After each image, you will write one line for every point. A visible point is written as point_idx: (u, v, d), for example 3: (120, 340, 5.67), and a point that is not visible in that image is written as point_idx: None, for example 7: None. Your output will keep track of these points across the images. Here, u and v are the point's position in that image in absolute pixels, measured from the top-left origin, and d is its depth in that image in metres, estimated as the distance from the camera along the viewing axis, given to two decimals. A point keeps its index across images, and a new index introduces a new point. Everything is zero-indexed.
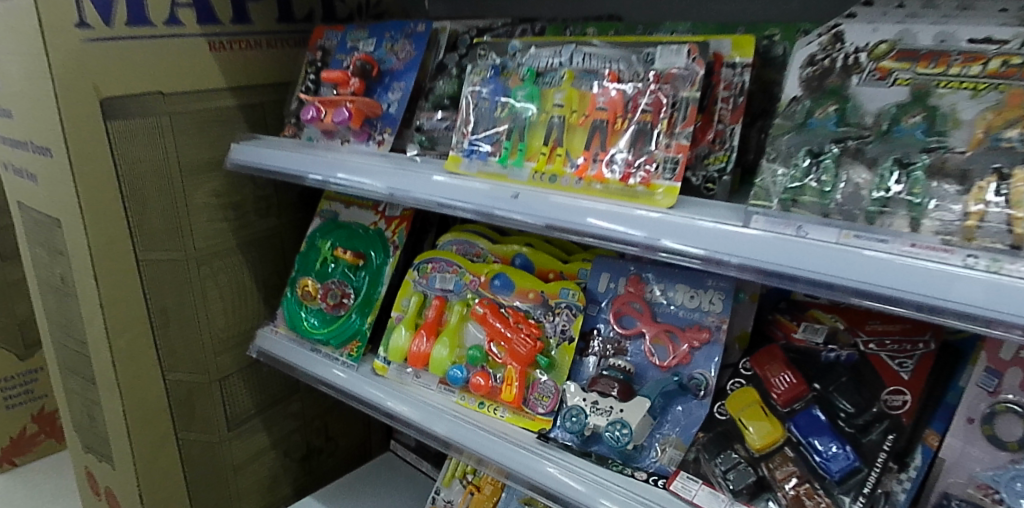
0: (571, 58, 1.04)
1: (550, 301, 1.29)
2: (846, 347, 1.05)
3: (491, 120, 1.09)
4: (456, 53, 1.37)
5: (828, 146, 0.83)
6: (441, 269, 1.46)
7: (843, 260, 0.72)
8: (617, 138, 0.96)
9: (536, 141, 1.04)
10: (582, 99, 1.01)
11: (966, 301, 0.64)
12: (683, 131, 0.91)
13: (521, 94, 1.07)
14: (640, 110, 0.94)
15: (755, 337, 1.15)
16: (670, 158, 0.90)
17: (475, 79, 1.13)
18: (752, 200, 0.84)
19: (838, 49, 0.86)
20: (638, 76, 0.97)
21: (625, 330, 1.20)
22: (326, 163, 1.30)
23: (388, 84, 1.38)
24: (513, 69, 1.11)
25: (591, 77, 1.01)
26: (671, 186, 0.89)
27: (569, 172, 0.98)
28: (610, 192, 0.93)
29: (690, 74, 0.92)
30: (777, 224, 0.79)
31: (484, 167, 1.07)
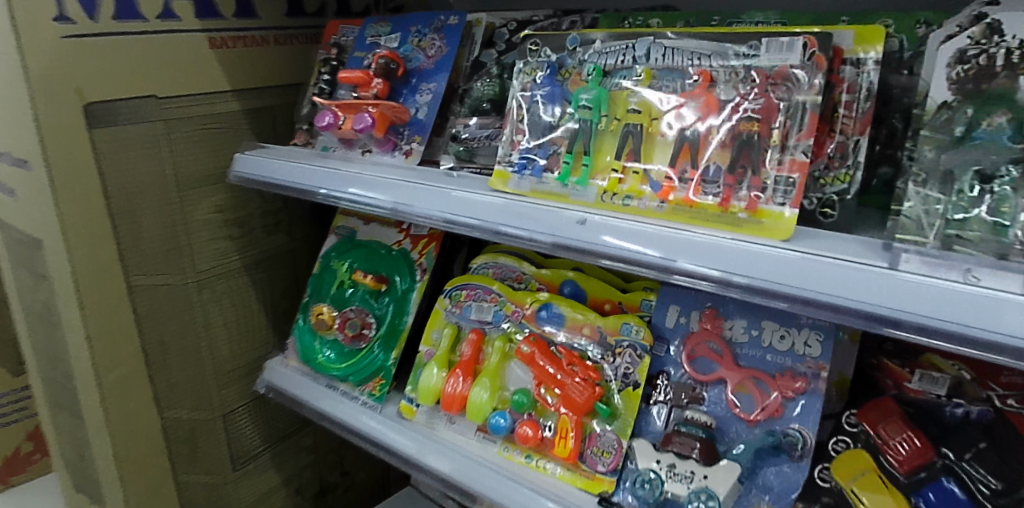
0: (648, 52, 0.85)
1: (608, 340, 1.13)
2: (977, 402, 0.87)
3: (549, 129, 0.91)
4: (496, 49, 1.23)
5: (1004, 168, 0.64)
6: (476, 296, 1.30)
7: (915, 294, 0.59)
8: (716, 151, 0.77)
9: (605, 154, 0.87)
10: (662, 102, 0.81)
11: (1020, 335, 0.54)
12: (800, 144, 0.72)
13: (587, 96, 0.86)
14: (743, 117, 0.74)
15: (856, 385, 0.99)
16: (783, 178, 0.73)
17: (525, 80, 0.94)
18: (899, 234, 0.65)
19: (997, 43, 0.67)
20: (738, 75, 0.77)
21: (701, 376, 1.05)
22: (341, 177, 1.13)
23: (416, 85, 1.21)
24: (570, 70, 0.92)
25: (677, 78, 0.82)
26: (786, 213, 0.72)
27: (648, 192, 0.81)
28: (706, 220, 0.75)
29: (810, 70, 0.73)
30: (937, 266, 0.60)
31: (539, 187, 0.90)
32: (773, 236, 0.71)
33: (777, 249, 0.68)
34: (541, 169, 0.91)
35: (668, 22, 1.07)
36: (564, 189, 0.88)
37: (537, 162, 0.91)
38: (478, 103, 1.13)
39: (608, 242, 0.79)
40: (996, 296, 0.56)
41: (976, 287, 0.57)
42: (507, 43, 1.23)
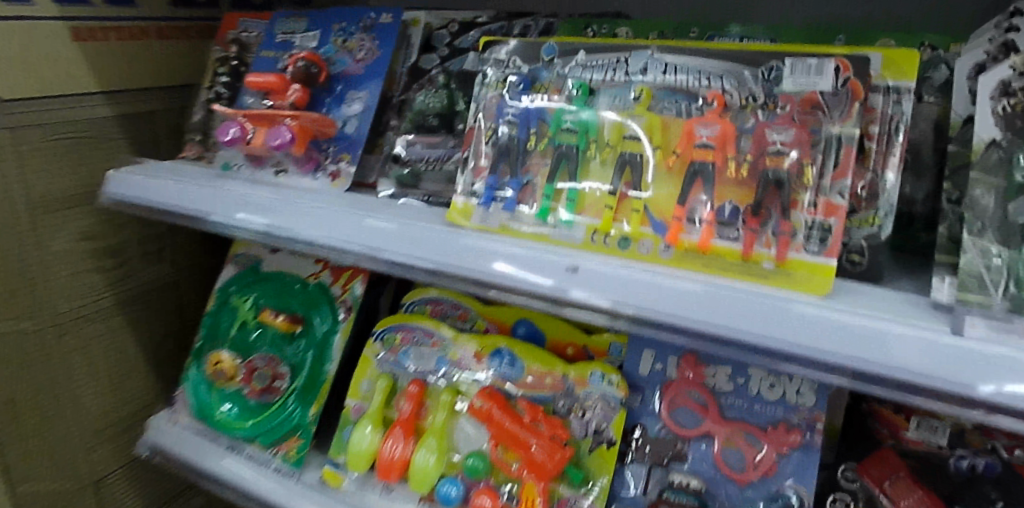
0: (645, 69, 0.72)
1: (576, 391, 1.02)
2: (983, 453, 0.83)
3: (522, 154, 0.76)
4: (436, 54, 1.07)
5: None
6: (416, 339, 1.15)
7: (944, 356, 0.52)
8: (732, 188, 0.66)
9: (596, 185, 0.72)
10: (669, 129, 0.69)
11: (905, 367, 0.53)
12: (835, 184, 0.62)
13: (573, 117, 0.73)
14: (771, 150, 0.62)
15: (848, 433, 0.93)
16: (817, 223, 0.62)
17: (491, 93, 0.79)
18: (959, 293, 0.56)
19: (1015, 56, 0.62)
20: (757, 101, 0.65)
21: (686, 431, 0.97)
22: (253, 204, 0.91)
23: (341, 93, 1.02)
24: (545, 83, 0.77)
25: (682, 100, 0.69)
26: (822, 263, 0.61)
27: (650, 233, 0.68)
28: (722, 270, 0.64)
29: (845, 99, 0.62)
30: (1007, 333, 0.52)
31: (512, 223, 0.75)
32: (807, 290, 0.61)
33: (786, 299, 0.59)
34: (514, 201, 0.76)
35: (640, 32, 0.96)
36: (545, 227, 0.73)
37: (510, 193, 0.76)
38: (423, 116, 0.98)
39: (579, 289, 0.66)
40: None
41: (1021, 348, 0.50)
42: (449, 47, 1.07)
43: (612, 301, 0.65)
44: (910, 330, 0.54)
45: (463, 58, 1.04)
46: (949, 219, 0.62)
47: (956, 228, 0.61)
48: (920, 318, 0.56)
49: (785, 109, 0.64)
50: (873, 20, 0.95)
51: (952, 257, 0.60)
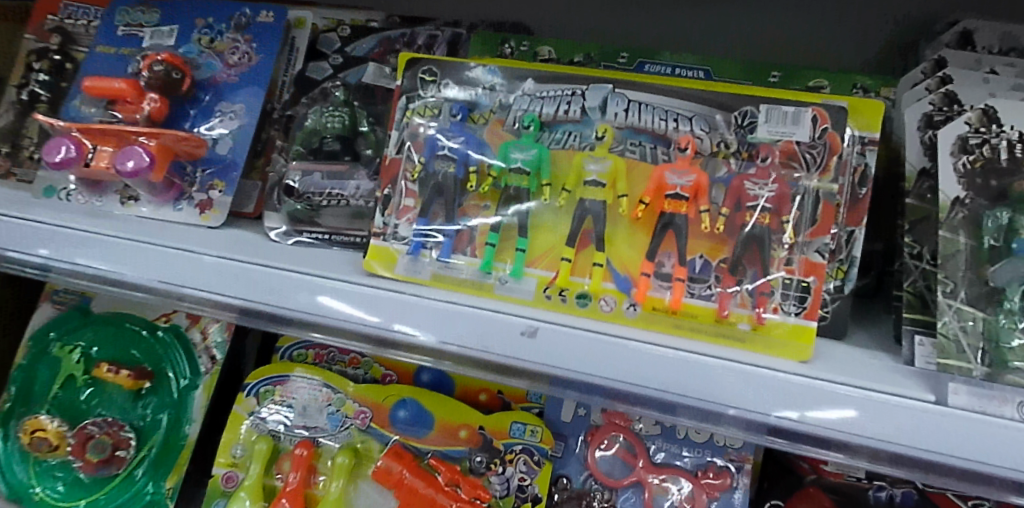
0: (603, 105, 0.65)
1: (494, 444, 0.92)
2: (899, 484, 0.85)
3: (459, 196, 0.66)
4: (328, 63, 0.92)
5: None
6: (301, 394, 0.97)
7: (939, 431, 0.49)
8: (704, 242, 0.61)
9: (547, 234, 0.63)
10: (634, 176, 0.63)
11: (744, 405, 0.53)
12: (811, 242, 0.59)
13: (523, 156, 0.64)
14: (756, 208, 0.58)
15: (768, 467, 0.92)
16: (795, 282, 0.58)
17: (422, 120, 0.70)
18: (941, 358, 0.54)
19: (961, 109, 0.65)
20: (731, 148, 0.62)
21: (614, 480, 0.89)
22: (93, 242, 0.69)
23: (208, 105, 0.84)
24: (487, 113, 0.68)
25: (647, 142, 0.64)
26: (801, 325, 0.56)
27: (612, 289, 0.60)
28: (695, 333, 0.57)
29: (823, 152, 0.59)
30: (987, 399, 0.50)
31: (448, 274, 0.63)
32: (787, 356, 0.56)
33: (771, 368, 0.54)
34: (449, 252, 0.64)
35: (565, 53, 0.88)
36: (488, 282, 0.62)
37: (445, 240, 0.64)
38: (319, 138, 0.82)
39: (538, 357, 0.57)
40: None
41: (1008, 418, 0.49)
42: (341, 55, 0.93)
43: (576, 371, 0.56)
44: (905, 402, 0.50)
45: (361, 70, 0.90)
46: (913, 274, 0.61)
47: (920, 285, 0.61)
48: (906, 385, 0.53)
49: (764, 159, 0.60)
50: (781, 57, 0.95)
51: (919, 314, 0.59)
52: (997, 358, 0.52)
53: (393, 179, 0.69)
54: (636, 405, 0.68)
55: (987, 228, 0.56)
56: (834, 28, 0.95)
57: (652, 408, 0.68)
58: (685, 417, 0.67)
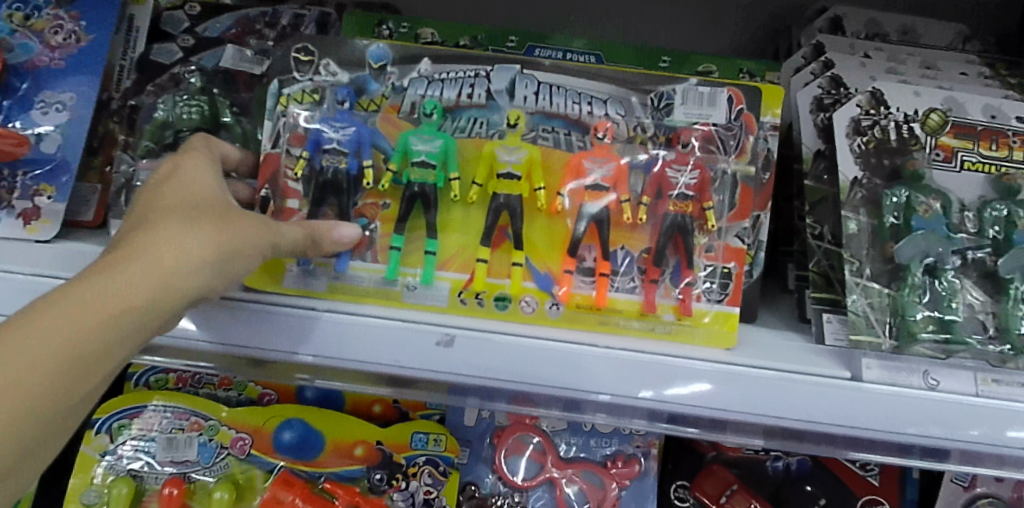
0: (512, 87, 0.61)
1: (395, 458, 0.78)
2: (793, 453, 0.85)
3: (353, 194, 0.58)
4: (181, 44, 0.79)
5: (949, 258, 0.57)
6: (162, 425, 0.77)
7: (855, 404, 0.52)
8: (623, 234, 0.58)
9: (456, 234, 0.58)
10: (552, 167, 0.59)
11: (660, 397, 0.52)
12: (732, 227, 0.59)
13: (426, 148, 0.57)
14: (677, 197, 0.57)
15: (670, 448, 0.87)
16: (718, 269, 0.57)
17: (298, 110, 0.60)
18: (851, 333, 0.56)
19: (849, 92, 0.67)
20: (647, 133, 0.60)
21: (521, 481, 0.80)
22: None
23: (25, 95, 0.68)
24: (380, 98, 0.61)
25: (561, 127, 0.60)
26: (726, 310, 0.56)
27: (533, 288, 0.56)
28: (625, 328, 0.55)
29: (740, 133, 0.60)
30: (897, 371, 0.54)
31: (346, 284, 0.56)
32: (714, 343, 0.55)
33: (694, 358, 0.53)
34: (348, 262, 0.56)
35: (450, 36, 0.80)
36: (394, 291, 0.56)
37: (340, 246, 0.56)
38: (173, 132, 0.69)
39: (458, 368, 0.53)
40: (936, 398, 0.53)
41: (916, 388, 0.53)
42: (192, 35, 0.80)
43: (479, 378, 0.52)
44: (814, 380, 0.53)
45: (218, 53, 0.78)
46: (817, 255, 0.63)
47: (824, 265, 0.63)
48: (820, 363, 0.55)
49: (685, 145, 0.58)
50: (663, 45, 0.96)
51: (824, 292, 0.61)
52: (907, 332, 0.54)
53: (273, 177, 0.59)
54: (540, 405, 0.65)
55: (888, 206, 0.58)
56: (712, 16, 0.96)
57: (555, 407, 0.65)
58: (589, 413, 0.64)
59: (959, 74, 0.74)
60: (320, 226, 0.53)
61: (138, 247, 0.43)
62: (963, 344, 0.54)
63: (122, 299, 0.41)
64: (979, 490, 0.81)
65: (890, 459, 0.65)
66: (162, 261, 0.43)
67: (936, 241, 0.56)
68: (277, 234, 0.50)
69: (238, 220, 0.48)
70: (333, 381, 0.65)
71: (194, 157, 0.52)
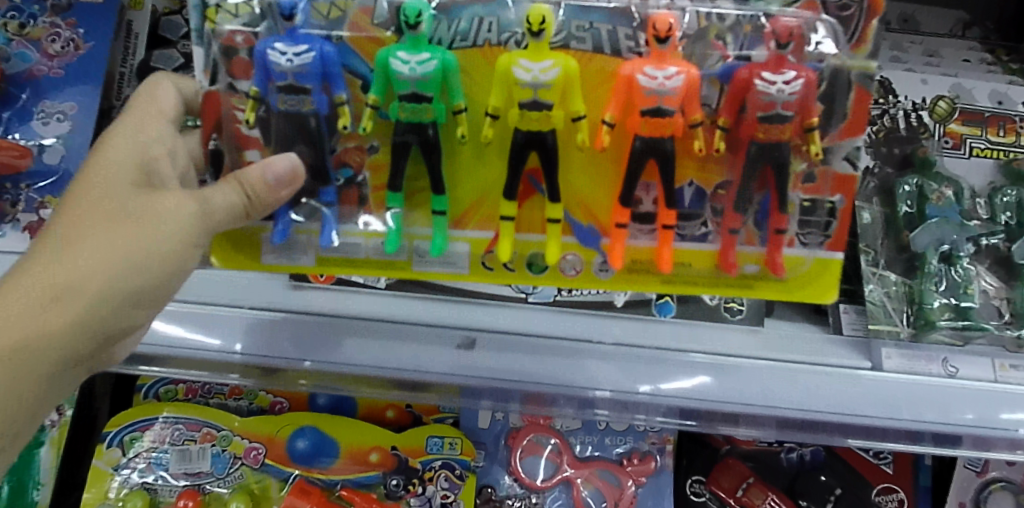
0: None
1: (410, 463, 0.77)
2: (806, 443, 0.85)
3: (328, 138, 0.53)
4: (180, 49, 0.78)
5: (964, 246, 0.57)
6: (174, 437, 0.77)
7: (851, 391, 0.53)
8: (693, 165, 0.53)
9: (473, 180, 0.54)
10: (591, 91, 0.52)
11: (677, 391, 0.54)
12: (842, 144, 0.52)
13: (414, 74, 0.49)
14: (772, 108, 0.49)
15: (683, 444, 0.87)
16: (820, 203, 0.52)
17: (231, 26, 0.53)
18: (871, 324, 0.56)
19: None
20: (725, 22, 0.51)
21: (538, 482, 0.80)
22: None
23: (24, 106, 0.67)
24: (342, 1, 0.52)
25: (601, 22, 0.51)
26: (827, 256, 0.52)
27: (576, 245, 0.53)
28: (699, 280, 0.52)
29: (859, 14, 0.51)
30: (917, 359, 0.54)
31: (338, 255, 0.53)
32: (826, 294, 0.52)
33: (709, 354, 0.55)
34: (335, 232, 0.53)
35: None
36: (400, 255, 0.53)
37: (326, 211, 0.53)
38: None
39: (473, 370, 0.54)
40: (958, 385, 0.53)
41: (936, 375, 0.53)
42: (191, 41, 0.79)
43: (469, 377, 0.54)
44: (819, 369, 0.54)
45: None
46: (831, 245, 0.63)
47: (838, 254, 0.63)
48: (838, 354, 0.55)
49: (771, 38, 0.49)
50: None
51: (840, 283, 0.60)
52: (925, 320, 0.55)
53: (218, 123, 0.55)
54: (556, 404, 0.65)
55: (901, 194, 0.58)
56: None
57: (569, 406, 0.64)
58: (604, 411, 0.64)
59: (962, 60, 0.75)
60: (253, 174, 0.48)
61: (55, 245, 0.44)
62: (982, 329, 0.54)
63: (48, 295, 0.42)
64: (992, 475, 0.81)
65: (900, 445, 0.63)
66: (81, 256, 0.43)
67: (950, 229, 0.57)
68: (207, 197, 0.47)
69: (157, 193, 0.47)
70: (348, 388, 0.65)
71: (141, 122, 0.54)
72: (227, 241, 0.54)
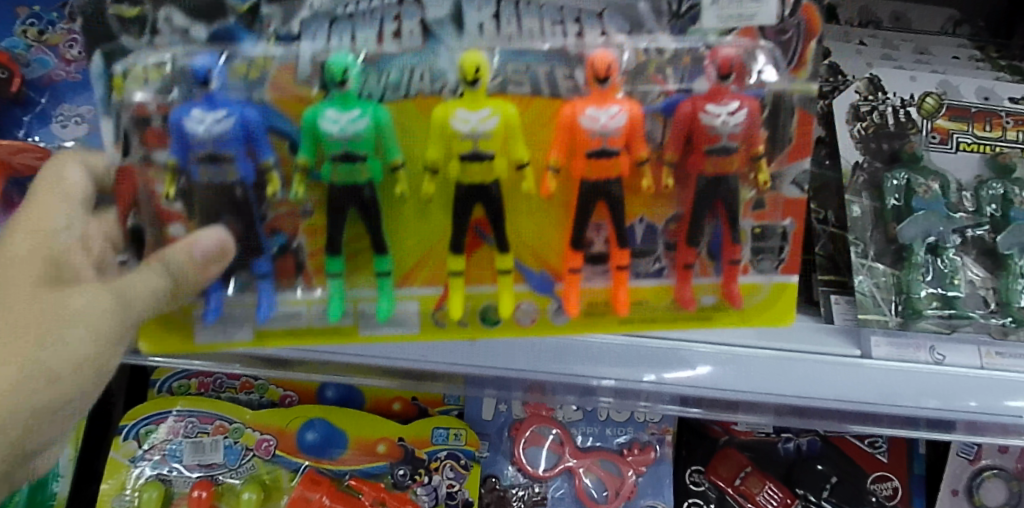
0: (458, 12, 0.53)
1: (417, 454, 0.80)
2: (803, 433, 0.87)
3: (257, 206, 0.51)
4: None
5: (951, 237, 0.59)
6: (187, 430, 0.79)
7: (852, 380, 0.56)
8: (642, 201, 0.53)
9: (413, 236, 0.53)
10: (534, 141, 0.52)
11: (682, 381, 0.57)
12: (791, 169, 0.52)
13: (346, 133, 0.48)
14: (723, 146, 0.50)
15: (683, 435, 0.89)
16: (775, 228, 0.53)
17: (141, 95, 0.50)
18: (861, 314, 0.57)
19: (847, 79, 0.67)
20: (664, 55, 0.51)
21: (541, 471, 0.82)
22: None
23: (44, 109, 0.69)
24: (261, 61, 0.50)
25: (538, 64, 0.50)
26: (782, 280, 0.53)
27: (530, 294, 0.53)
28: (657, 318, 0.53)
29: (796, 38, 0.51)
30: (905, 348, 0.57)
31: (280, 324, 0.52)
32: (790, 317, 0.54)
33: (707, 344, 0.57)
34: (273, 302, 0.52)
35: None
36: (348, 322, 0.52)
37: (262, 283, 0.51)
38: None
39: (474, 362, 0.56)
40: (945, 372, 0.56)
41: (924, 363, 0.56)
42: None
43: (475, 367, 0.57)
44: (820, 359, 0.57)
45: None
46: (823, 239, 0.63)
47: (830, 249, 0.63)
48: (830, 342, 0.58)
49: (710, 69, 0.50)
50: None
51: (831, 275, 0.63)
52: (912, 309, 0.57)
53: (135, 202, 0.51)
54: (556, 393, 0.67)
55: (889, 188, 0.60)
56: None
57: (570, 394, 0.67)
58: (604, 399, 0.66)
59: (951, 58, 0.77)
60: (180, 257, 0.46)
61: None
62: (967, 318, 0.57)
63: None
64: (984, 463, 0.83)
65: (894, 430, 0.65)
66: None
67: (937, 221, 0.58)
68: (128, 289, 0.45)
69: (59, 295, 0.43)
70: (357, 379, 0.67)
71: (42, 211, 0.48)
72: (157, 325, 0.52)
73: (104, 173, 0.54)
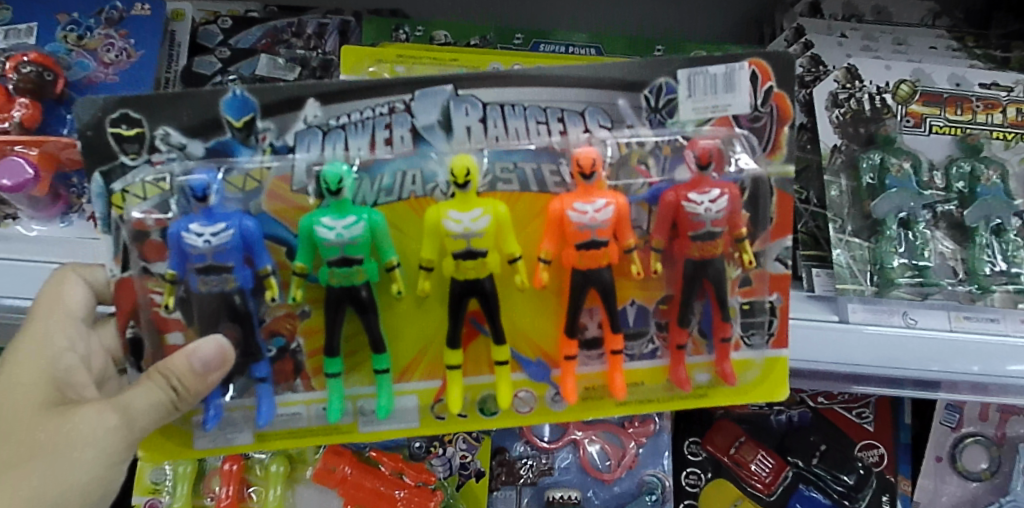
0: (446, 117, 0.58)
1: None
2: (795, 405, 0.91)
3: (257, 313, 0.59)
4: (217, 54, 0.85)
5: (920, 213, 0.65)
6: None
7: (845, 342, 0.59)
8: (633, 288, 0.61)
9: (412, 329, 0.61)
10: (523, 237, 0.59)
11: None
12: (773, 247, 0.60)
13: (342, 239, 0.55)
14: (708, 232, 0.57)
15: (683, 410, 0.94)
16: (765, 305, 0.60)
17: (139, 212, 0.57)
18: (837, 284, 0.63)
19: (827, 70, 0.72)
20: (645, 147, 0.59)
21: (547, 444, 0.87)
22: None
23: None
24: (258, 172, 0.57)
25: (523, 162, 0.58)
26: (773, 354, 0.60)
27: (527, 381, 0.61)
28: (653, 398, 0.61)
29: (770, 122, 0.58)
30: (880, 313, 0.61)
31: (281, 427, 0.60)
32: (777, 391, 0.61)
33: None
34: (271, 405, 0.60)
35: (461, 36, 0.86)
36: (349, 418, 0.60)
37: (260, 386, 0.59)
38: None
39: None
40: (915, 334, 0.59)
41: (896, 326, 0.60)
42: (226, 47, 0.85)
43: None
44: (813, 325, 0.61)
45: (254, 61, 0.84)
46: (805, 218, 0.68)
47: (811, 226, 0.68)
48: (809, 310, 0.63)
49: (690, 156, 0.58)
50: (666, 31, 1.00)
51: (813, 250, 0.67)
52: (886, 279, 0.63)
53: (134, 312, 0.60)
54: None
55: (864, 168, 0.66)
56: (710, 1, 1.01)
57: None
58: None
59: (928, 47, 0.82)
60: (179, 366, 0.53)
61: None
62: (937, 286, 0.62)
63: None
64: (967, 430, 0.87)
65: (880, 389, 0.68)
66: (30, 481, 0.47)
67: (908, 197, 0.65)
68: (130, 405, 0.52)
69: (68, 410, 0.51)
70: None
71: (47, 334, 0.59)
72: (159, 434, 0.60)
73: (102, 287, 0.63)
